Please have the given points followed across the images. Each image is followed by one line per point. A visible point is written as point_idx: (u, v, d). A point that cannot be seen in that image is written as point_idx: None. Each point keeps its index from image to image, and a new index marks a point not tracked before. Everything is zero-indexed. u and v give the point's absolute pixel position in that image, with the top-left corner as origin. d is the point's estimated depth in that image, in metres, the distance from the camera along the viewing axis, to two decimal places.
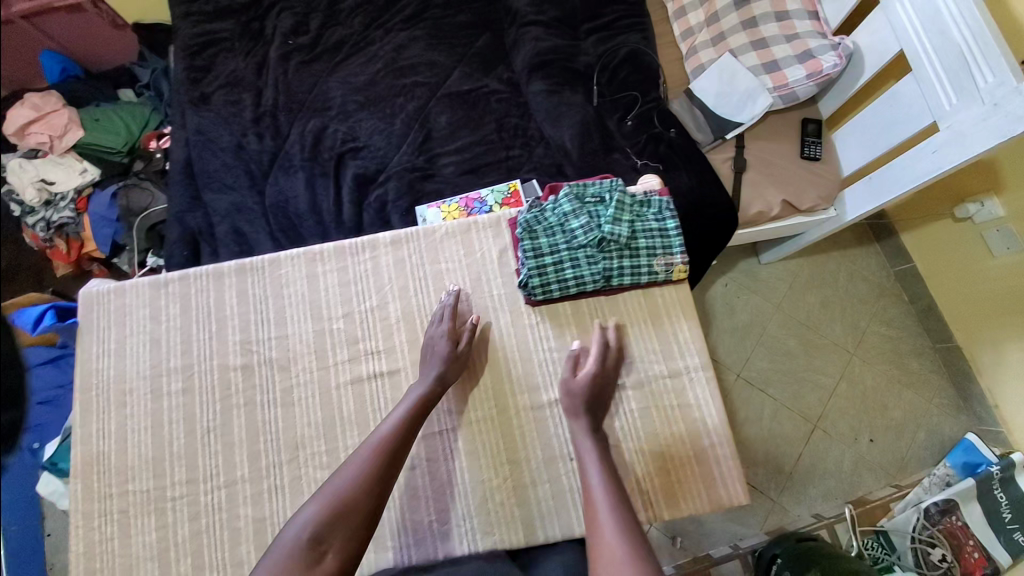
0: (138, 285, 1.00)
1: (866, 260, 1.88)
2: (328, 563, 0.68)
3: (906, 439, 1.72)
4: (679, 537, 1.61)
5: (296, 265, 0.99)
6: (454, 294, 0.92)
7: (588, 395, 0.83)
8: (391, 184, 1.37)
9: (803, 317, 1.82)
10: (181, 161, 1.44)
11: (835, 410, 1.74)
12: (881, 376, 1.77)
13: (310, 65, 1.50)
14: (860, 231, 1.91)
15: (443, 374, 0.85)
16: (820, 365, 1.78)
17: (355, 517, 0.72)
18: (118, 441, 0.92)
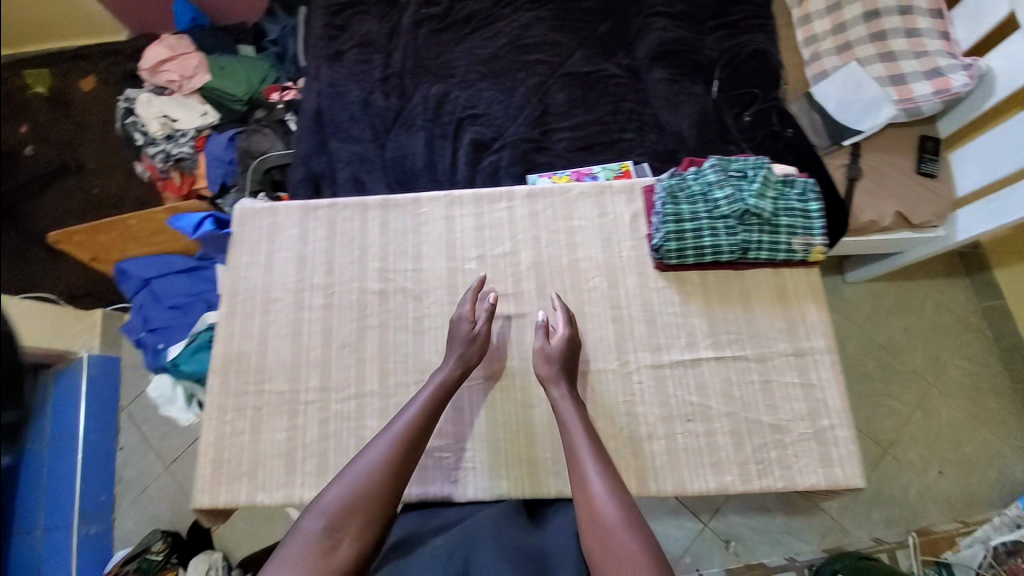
0: (290, 206, 1.07)
1: (953, 291, 1.83)
2: (343, 550, 0.71)
3: (977, 477, 1.66)
4: (733, 543, 1.57)
5: (435, 206, 1.05)
6: (480, 278, 0.95)
7: (559, 359, 0.88)
8: (506, 152, 1.42)
9: (883, 341, 1.78)
10: (312, 109, 1.53)
11: (907, 437, 1.69)
12: (957, 410, 1.72)
13: (440, 34, 1.59)
14: (950, 262, 1.86)
15: (465, 356, 0.89)
16: (895, 390, 1.74)
17: (372, 505, 0.75)
18: (259, 342, 0.99)
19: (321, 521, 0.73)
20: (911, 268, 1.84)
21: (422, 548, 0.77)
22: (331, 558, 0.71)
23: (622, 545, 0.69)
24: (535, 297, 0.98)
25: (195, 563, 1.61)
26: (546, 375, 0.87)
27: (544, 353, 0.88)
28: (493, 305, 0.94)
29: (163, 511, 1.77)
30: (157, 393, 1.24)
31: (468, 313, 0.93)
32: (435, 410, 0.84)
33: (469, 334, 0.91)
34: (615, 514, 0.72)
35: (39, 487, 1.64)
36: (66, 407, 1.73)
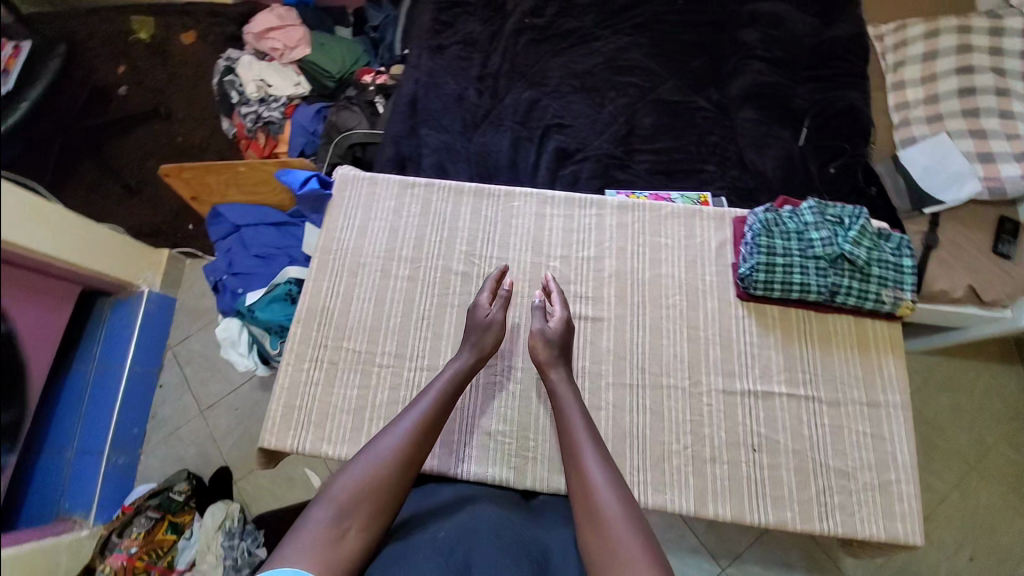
0: (389, 180, 1.12)
1: (1007, 378, 1.78)
2: (351, 539, 0.70)
3: (1008, 569, 1.60)
4: None
5: (527, 202, 1.08)
6: (500, 267, 1.00)
7: (557, 343, 0.93)
8: (588, 164, 1.46)
9: (927, 414, 1.74)
10: (408, 94, 1.59)
11: (941, 516, 1.64)
12: (997, 498, 1.66)
13: (538, 44, 1.64)
14: (1008, 348, 1.81)
15: (478, 345, 0.92)
16: (931, 466, 1.70)
17: (381, 494, 0.76)
18: (344, 302, 1.03)
19: (328, 509, 0.72)
20: (964, 347, 1.81)
21: (415, 537, 0.74)
22: (338, 548, 0.69)
23: (623, 536, 0.70)
24: (613, 306, 1.00)
25: (212, 511, 1.65)
26: (543, 361, 0.91)
27: (541, 336, 0.93)
28: (509, 293, 0.98)
29: (189, 453, 1.82)
30: (223, 334, 1.34)
31: (488, 300, 0.97)
32: (444, 402, 0.86)
33: (487, 320, 0.95)
34: (615, 504, 0.74)
35: (80, 411, 1.69)
36: (119, 336, 1.80)
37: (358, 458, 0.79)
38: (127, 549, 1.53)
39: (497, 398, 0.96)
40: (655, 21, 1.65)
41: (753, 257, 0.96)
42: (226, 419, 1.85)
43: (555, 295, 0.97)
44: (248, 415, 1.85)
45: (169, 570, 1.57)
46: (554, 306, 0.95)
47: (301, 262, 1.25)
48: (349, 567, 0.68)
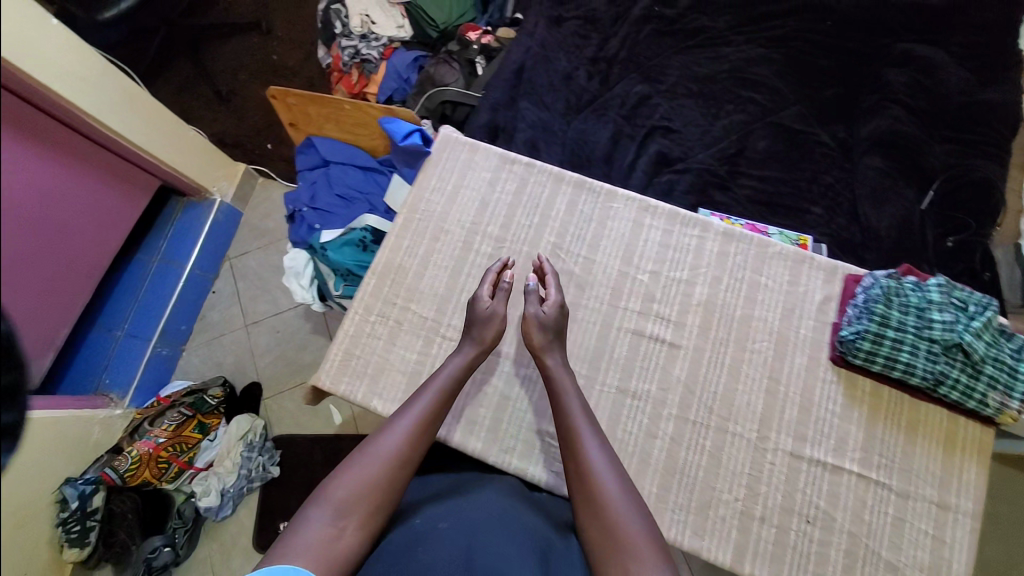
0: (490, 151, 1.08)
1: None
2: (348, 537, 0.70)
3: None
4: None
5: (628, 206, 1.02)
6: (499, 262, 0.96)
7: (553, 327, 0.90)
8: (687, 177, 1.38)
9: None
10: (516, 61, 1.53)
11: None
12: None
13: (662, 37, 1.54)
14: None
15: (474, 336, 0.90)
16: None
17: (381, 492, 0.75)
18: (420, 265, 1.01)
19: (326, 507, 0.71)
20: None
21: (416, 523, 0.75)
22: (335, 546, 0.69)
23: (626, 525, 0.70)
24: (695, 337, 0.95)
25: (238, 420, 1.72)
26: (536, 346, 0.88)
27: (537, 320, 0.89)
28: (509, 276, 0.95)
29: (227, 361, 1.89)
30: (289, 263, 1.35)
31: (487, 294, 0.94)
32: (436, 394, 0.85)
33: (488, 313, 0.91)
34: (618, 492, 0.73)
35: (136, 296, 1.77)
36: (184, 236, 1.86)
37: (356, 456, 0.78)
38: (155, 437, 1.59)
39: None
40: (794, 38, 1.52)
41: (862, 323, 0.90)
42: (265, 338, 1.90)
43: (550, 277, 0.94)
44: (287, 341, 1.90)
45: (189, 465, 1.64)
46: (550, 285, 0.92)
47: (379, 213, 1.24)
48: (348, 564, 0.69)
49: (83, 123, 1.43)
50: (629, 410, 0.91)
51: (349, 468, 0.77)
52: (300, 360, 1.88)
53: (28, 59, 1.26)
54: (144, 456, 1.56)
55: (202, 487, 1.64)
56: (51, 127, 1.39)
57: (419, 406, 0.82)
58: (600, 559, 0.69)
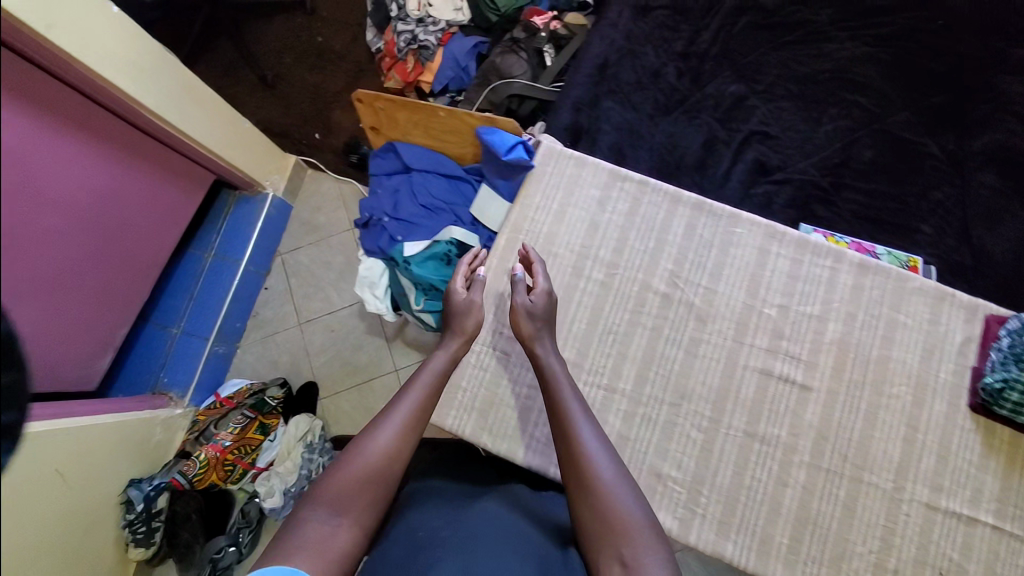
0: (599, 167, 1.00)
1: None
2: (341, 535, 0.70)
3: None
4: None
5: (753, 231, 0.95)
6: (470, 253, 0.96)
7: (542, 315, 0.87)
8: (788, 189, 1.29)
9: None
10: (598, 55, 1.42)
11: None
12: None
13: (758, 30, 1.42)
14: None
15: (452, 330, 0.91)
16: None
17: (376, 489, 0.75)
18: (527, 292, 0.95)
19: (319, 507, 0.71)
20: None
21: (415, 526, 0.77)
22: (329, 542, 0.68)
23: (622, 508, 0.67)
24: (827, 379, 0.90)
25: (297, 421, 1.68)
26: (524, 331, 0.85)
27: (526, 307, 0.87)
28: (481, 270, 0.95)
29: (282, 360, 1.85)
30: (364, 272, 1.29)
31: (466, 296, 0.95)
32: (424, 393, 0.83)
33: (465, 304, 0.92)
34: (612, 475, 0.71)
35: (191, 292, 1.74)
36: (236, 231, 1.80)
37: (347, 454, 0.78)
38: (221, 441, 1.61)
39: (676, 443, 0.87)
40: (905, 35, 1.39)
41: (1007, 371, 0.84)
42: (320, 338, 1.86)
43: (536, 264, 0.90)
44: (341, 341, 1.85)
45: (252, 467, 1.63)
46: (536, 272, 0.90)
47: (466, 223, 1.17)
48: (342, 563, 0.68)
49: (136, 114, 1.31)
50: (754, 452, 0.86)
51: (339, 468, 0.76)
52: (355, 362, 1.84)
53: (87, 49, 1.16)
54: (211, 460, 1.58)
55: (265, 488, 1.60)
56: (107, 121, 1.30)
57: (408, 402, 0.82)
58: (592, 541, 0.67)
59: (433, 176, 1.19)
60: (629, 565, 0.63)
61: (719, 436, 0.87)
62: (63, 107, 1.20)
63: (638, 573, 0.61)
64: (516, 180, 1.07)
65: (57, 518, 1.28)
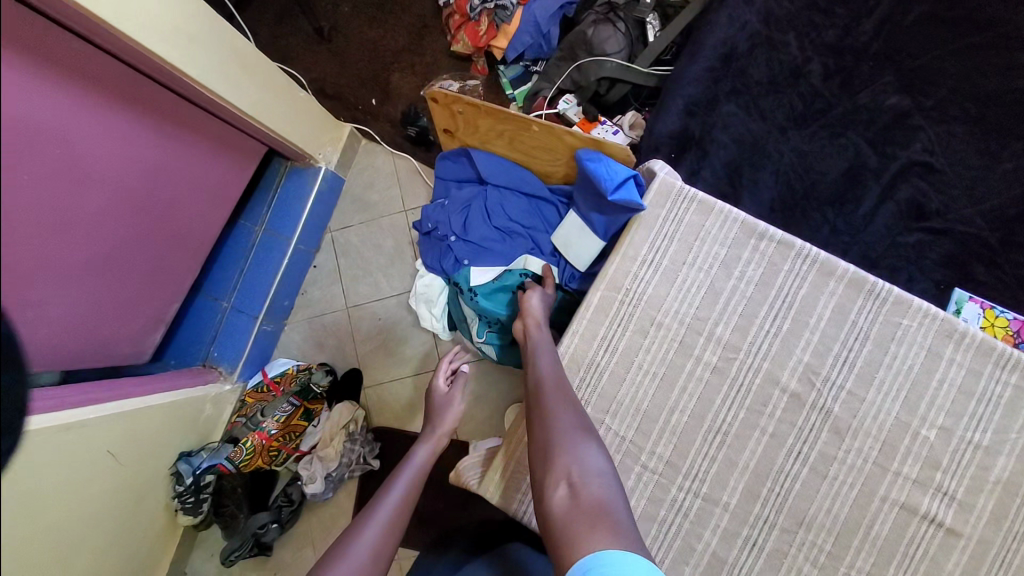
0: (729, 217, 0.80)
1: None
2: None
3: None
4: None
5: (923, 326, 0.74)
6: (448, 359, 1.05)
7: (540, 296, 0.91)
8: (944, 242, 1.03)
9: None
10: (723, 42, 1.13)
11: None
12: None
13: (942, 22, 1.08)
14: None
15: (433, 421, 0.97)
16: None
17: None
18: (620, 365, 0.79)
19: None
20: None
21: None
22: None
23: (579, 447, 0.68)
24: (984, 526, 0.72)
25: (339, 410, 1.62)
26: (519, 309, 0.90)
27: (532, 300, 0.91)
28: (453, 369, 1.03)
29: (327, 343, 1.79)
30: (421, 287, 1.15)
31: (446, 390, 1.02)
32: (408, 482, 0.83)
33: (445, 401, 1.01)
34: (572, 423, 0.72)
35: (242, 266, 1.66)
36: (287, 206, 1.68)
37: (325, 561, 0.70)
38: (267, 429, 1.56)
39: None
40: None
41: None
42: (366, 324, 1.77)
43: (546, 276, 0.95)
44: (387, 330, 1.77)
45: (296, 452, 1.62)
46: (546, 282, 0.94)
47: (544, 254, 1.00)
48: None
49: (176, 79, 1.13)
50: None
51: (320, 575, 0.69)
52: (399, 354, 1.75)
53: (119, 5, 0.97)
54: (258, 447, 1.54)
55: (307, 474, 1.58)
56: (144, 87, 1.13)
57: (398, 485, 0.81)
58: (543, 467, 0.68)
59: (507, 193, 1.03)
60: (576, 490, 0.63)
61: (837, 572, 0.73)
62: (100, 73, 1.04)
63: (585, 494, 0.62)
64: (611, 215, 0.87)
65: (99, 500, 1.22)
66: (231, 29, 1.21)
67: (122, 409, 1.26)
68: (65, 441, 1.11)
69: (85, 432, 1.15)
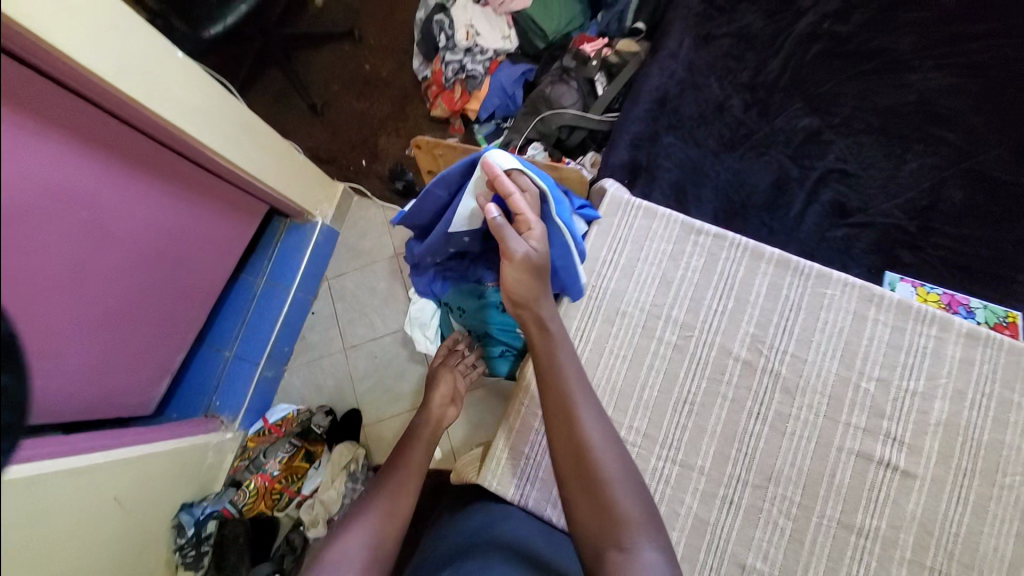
0: (671, 218, 0.94)
1: None
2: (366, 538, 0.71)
3: None
4: None
5: (845, 293, 0.87)
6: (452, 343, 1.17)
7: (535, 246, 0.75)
8: (869, 233, 1.19)
9: None
10: (657, 88, 1.35)
11: None
12: None
13: (833, 60, 1.32)
14: None
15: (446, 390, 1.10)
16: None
17: (394, 508, 0.76)
18: (594, 352, 0.89)
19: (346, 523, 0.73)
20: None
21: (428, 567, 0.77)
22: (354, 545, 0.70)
23: (629, 505, 0.65)
24: (933, 464, 0.80)
25: (340, 450, 1.65)
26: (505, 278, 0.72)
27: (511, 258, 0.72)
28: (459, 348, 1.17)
29: (327, 386, 1.85)
30: (415, 312, 1.27)
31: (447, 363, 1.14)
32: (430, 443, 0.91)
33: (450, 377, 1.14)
34: (616, 470, 0.67)
35: (244, 317, 1.75)
36: (288, 259, 1.81)
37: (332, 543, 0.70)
38: (270, 469, 1.61)
39: (760, 530, 0.79)
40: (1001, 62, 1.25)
41: None
42: (363, 364, 1.85)
43: (522, 201, 0.75)
44: (384, 368, 1.84)
45: (298, 495, 1.63)
46: (527, 212, 0.74)
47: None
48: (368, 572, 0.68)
49: (191, 149, 1.30)
50: (846, 543, 0.78)
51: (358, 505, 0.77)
52: (396, 391, 1.81)
53: (148, 89, 1.16)
54: (260, 489, 1.58)
55: (309, 518, 1.58)
56: (164, 155, 1.30)
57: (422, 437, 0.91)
58: (591, 530, 0.65)
59: None
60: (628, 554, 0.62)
61: (810, 523, 0.79)
62: (125, 145, 1.21)
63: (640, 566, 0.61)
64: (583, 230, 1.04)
65: (104, 547, 1.22)
66: (242, 106, 1.42)
67: (122, 457, 1.29)
68: (62, 484, 1.12)
69: (88, 476, 1.19)
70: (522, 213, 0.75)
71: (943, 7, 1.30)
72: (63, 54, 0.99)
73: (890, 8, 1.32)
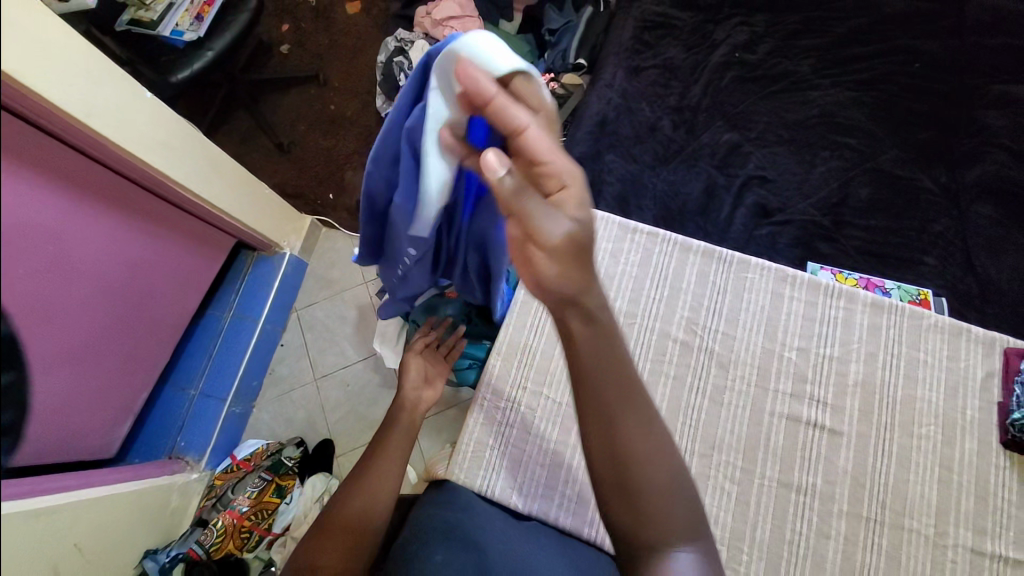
0: (609, 220, 1.04)
1: None
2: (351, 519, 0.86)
3: None
4: None
5: (764, 276, 0.98)
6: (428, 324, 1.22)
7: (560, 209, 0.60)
8: (791, 229, 1.33)
9: None
10: (596, 113, 1.50)
11: None
12: None
13: (746, 83, 1.50)
14: None
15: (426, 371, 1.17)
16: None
17: (374, 495, 0.91)
18: None
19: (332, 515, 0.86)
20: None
21: (413, 549, 0.80)
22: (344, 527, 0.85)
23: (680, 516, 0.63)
24: (857, 422, 0.90)
25: (313, 481, 1.64)
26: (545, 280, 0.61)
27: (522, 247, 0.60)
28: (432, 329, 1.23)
29: (298, 417, 1.83)
30: (382, 331, 1.36)
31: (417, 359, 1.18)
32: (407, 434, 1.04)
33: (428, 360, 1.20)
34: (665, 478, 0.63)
35: (211, 352, 1.75)
36: (256, 291, 1.84)
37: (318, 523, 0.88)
38: (239, 506, 1.56)
39: (710, 496, 0.86)
40: (884, 80, 1.46)
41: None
42: (336, 392, 1.85)
43: (538, 134, 0.61)
44: (357, 394, 1.85)
45: (269, 533, 1.56)
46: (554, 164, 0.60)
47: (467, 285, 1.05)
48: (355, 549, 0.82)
49: (159, 185, 1.36)
50: (787, 502, 0.86)
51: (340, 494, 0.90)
52: (370, 416, 1.82)
53: (118, 129, 1.22)
54: (228, 527, 1.52)
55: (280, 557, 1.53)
56: (135, 195, 1.35)
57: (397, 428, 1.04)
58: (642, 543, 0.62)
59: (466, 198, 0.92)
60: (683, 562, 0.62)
61: (754, 486, 0.87)
62: (95, 183, 1.25)
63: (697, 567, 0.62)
64: None
65: None
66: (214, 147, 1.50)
67: (86, 498, 1.26)
68: (37, 527, 1.09)
69: (57, 516, 1.15)
70: (540, 153, 0.61)
71: (832, 36, 1.52)
72: (38, 97, 1.05)
73: (789, 39, 1.53)
